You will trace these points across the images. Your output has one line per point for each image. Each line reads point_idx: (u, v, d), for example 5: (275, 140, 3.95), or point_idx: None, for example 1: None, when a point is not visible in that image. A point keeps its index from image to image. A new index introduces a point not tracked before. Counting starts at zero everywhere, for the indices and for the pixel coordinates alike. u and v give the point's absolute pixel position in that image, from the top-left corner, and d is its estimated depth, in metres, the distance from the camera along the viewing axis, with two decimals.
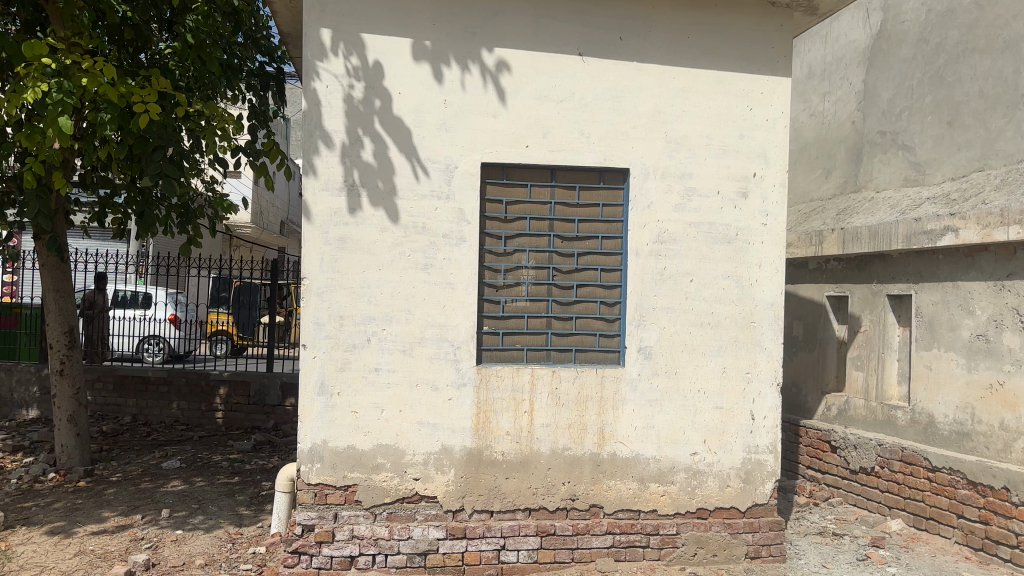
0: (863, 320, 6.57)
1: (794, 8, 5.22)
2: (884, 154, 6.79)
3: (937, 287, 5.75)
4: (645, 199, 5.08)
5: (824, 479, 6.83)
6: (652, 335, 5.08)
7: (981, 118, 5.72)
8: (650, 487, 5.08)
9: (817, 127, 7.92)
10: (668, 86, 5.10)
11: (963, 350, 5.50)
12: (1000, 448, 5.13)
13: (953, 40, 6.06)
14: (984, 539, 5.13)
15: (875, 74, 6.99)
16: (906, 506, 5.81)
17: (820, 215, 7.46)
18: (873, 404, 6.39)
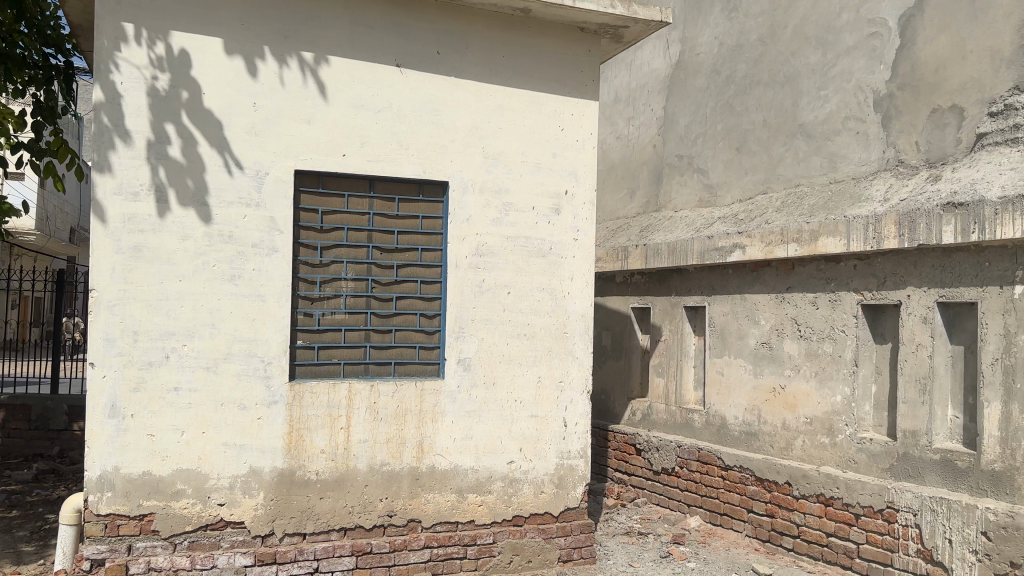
0: (663, 329, 6.99)
1: (602, 35, 5.50)
2: (681, 176, 7.30)
3: (727, 299, 6.25)
4: (464, 212, 5.11)
5: (630, 481, 7.19)
6: (471, 347, 5.11)
7: (764, 146, 6.30)
8: (467, 498, 5.09)
9: (622, 149, 8.38)
10: (485, 102, 5.18)
11: (750, 357, 6.00)
12: (782, 446, 5.64)
13: (741, 73, 6.63)
14: (771, 530, 5.60)
15: (674, 101, 7.51)
16: (704, 504, 6.24)
17: (625, 231, 7.87)
18: (673, 408, 6.81)
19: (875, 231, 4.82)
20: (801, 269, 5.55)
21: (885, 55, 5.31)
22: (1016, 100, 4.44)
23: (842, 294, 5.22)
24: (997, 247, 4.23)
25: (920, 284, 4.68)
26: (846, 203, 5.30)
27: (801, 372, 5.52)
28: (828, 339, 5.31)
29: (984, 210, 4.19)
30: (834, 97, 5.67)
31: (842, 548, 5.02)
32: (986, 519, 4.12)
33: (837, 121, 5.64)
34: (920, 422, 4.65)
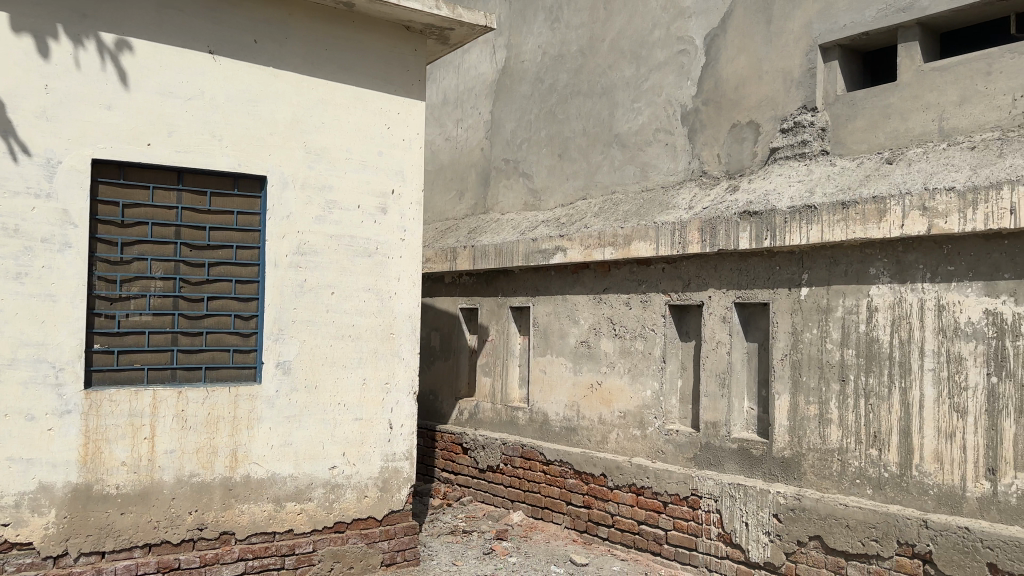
0: (490, 329, 7.09)
1: (428, 35, 5.48)
2: (507, 180, 7.44)
3: (550, 300, 6.44)
4: (284, 209, 4.91)
5: (456, 480, 7.23)
6: (291, 349, 4.91)
7: (584, 153, 6.56)
8: (286, 506, 4.89)
9: (451, 151, 8.42)
10: (307, 96, 5.00)
11: (570, 355, 6.21)
12: (599, 440, 5.89)
13: (563, 82, 6.86)
14: (588, 521, 5.83)
15: (500, 106, 7.64)
16: (526, 499, 6.39)
17: (453, 232, 7.90)
18: (499, 406, 6.92)
19: (681, 237, 5.16)
20: (617, 271, 5.82)
21: (692, 72, 5.69)
22: (803, 119, 4.91)
23: (653, 295, 5.54)
24: (786, 253, 4.65)
25: (721, 286, 5.05)
26: (657, 209, 5.62)
27: (617, 369, 5.80)
28: (641, 337, 5.61)
29: (774, 219, 4.59)
30: (646, 109, 6.02)
31: (652, 534, 5.31)
32: (777, 502, 4.51)
33: (649, 132, 5.98)
34: (720, 414, 5.02)
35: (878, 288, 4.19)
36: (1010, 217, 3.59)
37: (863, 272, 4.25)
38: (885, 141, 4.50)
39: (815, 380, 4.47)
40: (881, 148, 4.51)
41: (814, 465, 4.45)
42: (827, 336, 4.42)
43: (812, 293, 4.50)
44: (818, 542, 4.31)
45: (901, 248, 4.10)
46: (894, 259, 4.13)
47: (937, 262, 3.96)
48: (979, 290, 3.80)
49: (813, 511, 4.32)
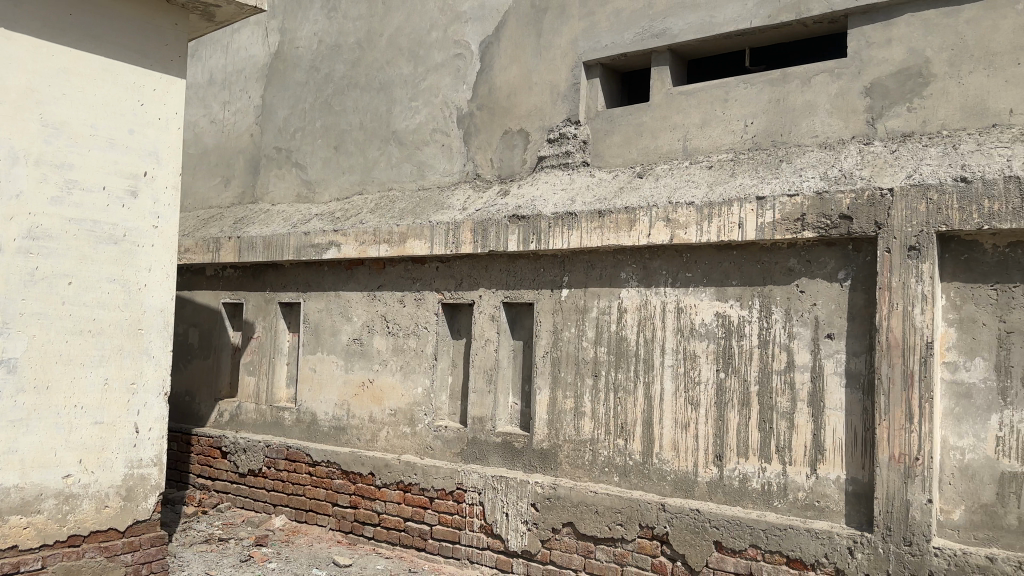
0: (256, 326, 6.77)
1: (191, 9, 5.09)
2: (279, 170, 7.14)
3: (321, 296, 6.28)
4: (13, 186, 4.33)
5: (212, 486, 6.79)
6: (18, 345, 4.35)
7: (360, 147, 6.47)
8: (8, 521, 4.32)
9: (216, 135, 7.90)
10: (46, 62, 4.46)
11: (341, 353, 6.10)
12: (368, 438, 5.84)
13: (339, 73, 6.70)
14: (353, 521, 5.75)
15: (272, 92, 7.31)
16: (289, 502, 6.16)
17: (217, 221, 7.43)
18: (263, 407, 6.60)
19: (454, 237, 5.26)
20: (390, 269, 5.81)
21: (468, 75, 5.83)
22: (567, 131, 5.21)
23: (425, 293, 5.59)
24: (549, 256, 4.92)
25: (490, 286, 5.22)
26: (431, 208, 5.69)
27: (388, 367, 5.79)
28: (413, 335, 5.65)
29: (540, 223, 4.83)
30: (423, 109, 6.06)
31: (417, 531, 5.36)
32: (535, 492, 4.75)
33: (426, 132, 6.04)
34: (486, 410, 5.18)
35: (628, 291, 4.55)
36: (738, 230, 4.06)
37: (615, 277, 4.61)
38: (638, 157, 4.90)
39: (572, 375, 4.76)
40: (634, 163, 4.91)
41: (569, 456, 4.74)
42: (584, 335, 4.72)
43: (572, 294, 4.80)
44: (571, 528, 4.60)
45: (649, 255, 4.48)
46: (642, 265, 4.50)
47: (677, 269, 4.38)
48: (711, 295, 4.25)
49: (567, 499, 4.61)
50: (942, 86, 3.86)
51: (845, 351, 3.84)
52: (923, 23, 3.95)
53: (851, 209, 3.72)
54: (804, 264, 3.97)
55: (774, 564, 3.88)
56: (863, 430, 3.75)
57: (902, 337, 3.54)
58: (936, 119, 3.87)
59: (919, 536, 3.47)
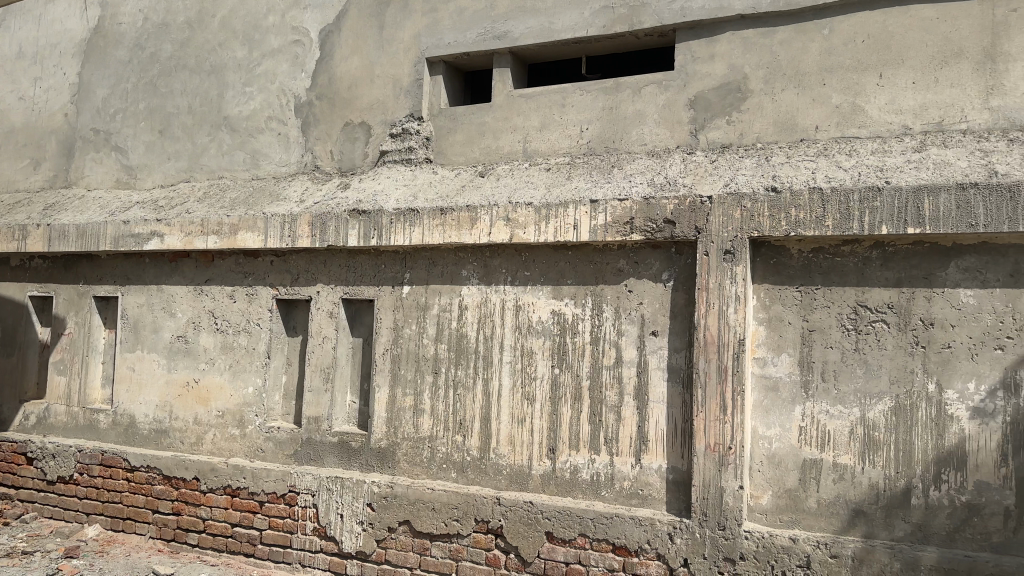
0: (67, 322, 6.20)
1: None
2: (96, 153, 6.57)
3: (143, 290, 5.84)
4: None
5: (16, 495, 6.16)
6: None
7: (189, 133, 6.08)
8: None
9: (23, 112, 7.13)
10: None
11: (164, 351, 5.70)
12: (193, 441, 5.50)
13: (166, 53, 6.25)
14: (176, 529, 5.40)
15: (89, 68, 6.70)
16: (104, 510, 5.70)
17: (24, 207, 6.73)
18: (75, 409, 6.05)
19: (290, 230, 5.06)
20: (221, 262, 5.51)
21: (307, 63, 5.63)
22: (409, 126, 5.16)
23: (258, 288, 5.36)
24: (390, 252, 4.86)
25: (328, 282, 5.08)
26: (266, 199, 5.44)
27: (216, 365, 5.48)
28: (244, 332, 5.39)
29: (380, 219, 4.75)
30: (258, 95, 5.80)
31: (246, 536, 5.11)
32: (371, 491, 4.68)
33: (261, 120, 5.78)
34: (321, 409, 5.03)
35: (469, 288, 4.58)
36: (573, 231, 4.18)
37: (456, 274, 4.62)
38: (480, 156, 4.93)
39: (411, 372, 4.72)
40: (476, 162, 4.94)
41: (406, 454, 4.71)
42: (424, 332, 4.70)
43: (412, 290, 4.76)
44: (407, 526, 4.57)
45: (488, 253, 4.53)
46: (482, 263, 4.55)
47: (516, 268, 4.46)
48: (548, 293, 4.36)
49: (403, 498, 4.57)
50: (758, 101, 4.15)
51: (668, 348, 4.05)
52: (742, 41, 4.22)
53: (675, 214, 3.94)
54: (634, 265, 4.15)
55: (601, 552, 4.04)
56: (683, 423, 3.98)
57: (717, 334, 3.80)
58: (752, 132, 4.15)
59: (731, 520, 3.73)
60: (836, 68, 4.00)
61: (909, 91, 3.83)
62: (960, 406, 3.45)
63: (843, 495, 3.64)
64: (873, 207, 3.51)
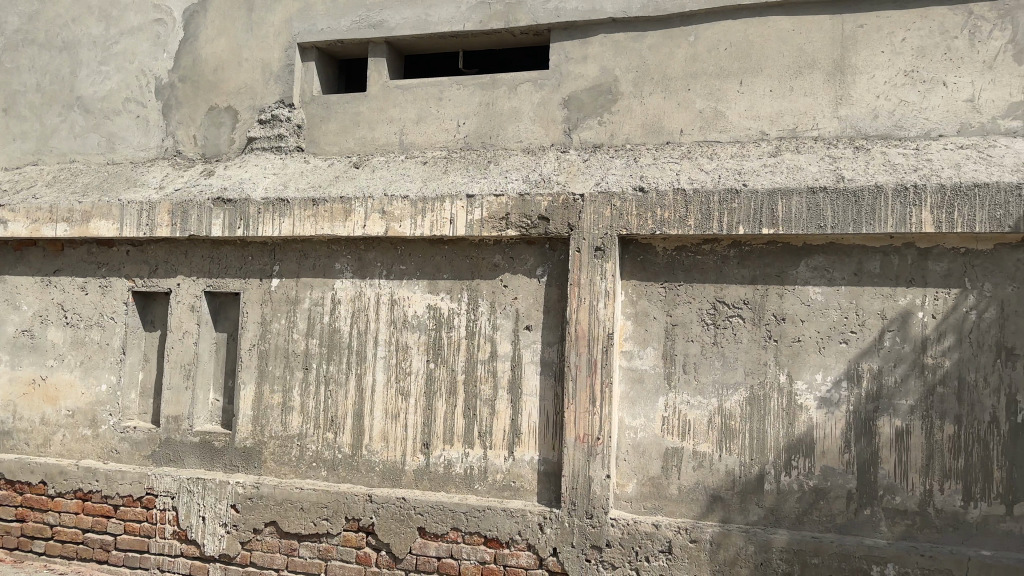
0: None
1: None
2: None
3: None
4: None
5: None
6: None
7: (36, 111, 5.61)
8: None
9: None
10: None
11: (6, 346, 5.24)
12: (39, 443, 5.09)
13: (13, 26, 5.67)
14: (19, 537, 4.99)
15: None
16: None
17: None
18: None
19: (149, 218, 4.78)
20: (71, 251, 5.13)
21: (169, 44, 5.32)
22: (280, 113, 4.98)
23: (113, 280, 5.03)
24: (258, 244, 4.68)
25: (191, 274, 4.84)
26: (122, 185, 5.11)
27: (65, 362, 5.10)
28: (97, 326, 5.04)
29: (247, 208, 4.57)
30: (116, 75, 5.43)
31: (98, 542, 4.79)
32: (235, 492, 4.50)
33: (118, 101, 5.42)
34: (182, 408, 4.78)
35: (342, 282, 4.48)
36: (448, 226, 4.17)
37: (328, 267, 4.51)
38: (354, 147, 4.83)
39: (280, 368, 4.57)
40: (350, 152, 4.83)
41: (274, 452, 4.56)
42: (294, 327, 4.56)
43: (282, 284, 4.61)
44: (274, 527, 4.43)
45: (363, 247, 4.45)
46: (356, 256, 4.46)
47: (391, 261, 4.40)
48: (423, 288, 4.34)
49: (270, 497, 4.42)
50: (628, 103, 4.29)
51: (541, 342, 4.11)
52: (613, 44, 4.35)
53: (549, 211, 4.00)
54: (508, 260, 4.19)
55: (472, 545, 4.06)
56: (554, 415, 4.06)
57: (588, 328, 3.90)
58: (622, 133, 4.29)
59: (598, 509, 3.85)
60: (701, 74, 4.19)
61: (766, 99, 4.07)
62: (808, 396, 3.70)
63: (702, 482, 3.82)
64: (733, 208, 3.70)
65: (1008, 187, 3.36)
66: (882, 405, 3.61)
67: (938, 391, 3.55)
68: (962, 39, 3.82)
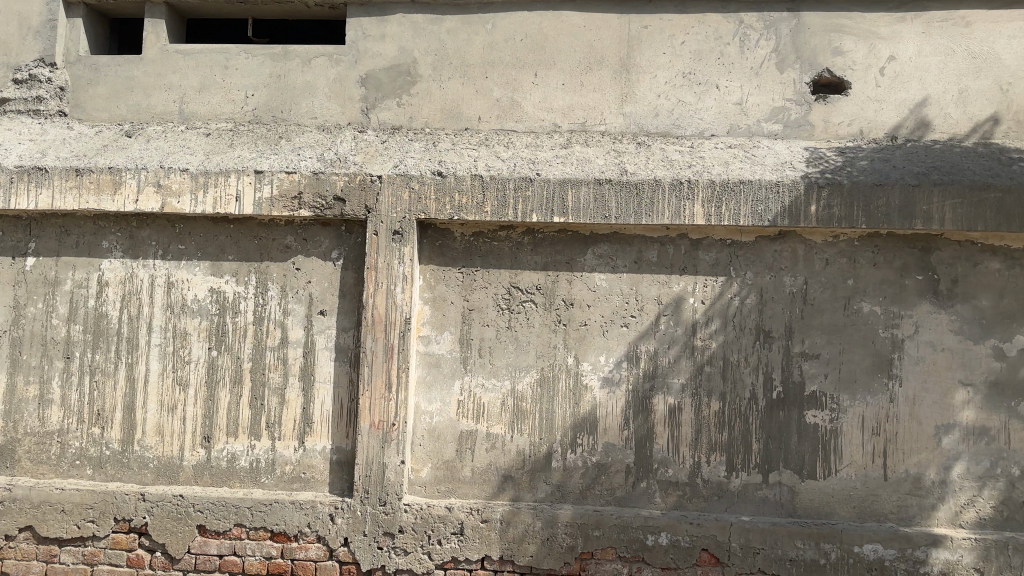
0: None
1: None
2: None
3: None
4: None
5: None
6: None
7: None
8: None
9: None
10: None
11: None
12: None
13: None
14: None
15: None
16: None
17: None
18: None
19: None
20: None
21: None
22: (39, 73, 4.45)
23: None
24: (11, 218, 4.15)
25: None
26: None
27: None
28: None
29: None
30: None
31: None
32: None
33: None
34: None
35: (111, 263, 4.08)
36: (235, 203, 3.91)
37: (96, 246, 4.09)
38: (127, 114, 4.40)
39: (36, 358, 4.10)
40: (122, 120, 4.40)
41: (30, 451, 4.09)
42: (53, 311, 4.10)
43: (39, 263, 4.13)
44: (29, 533, 3.97)
45: (136, 224, 4.08)
46: (129, 234, 4.08)
47: (169, 241, 4.07)
48: (206, 269, 4.05)
49: (25, 501, 3.96)
50: (426, 86, 4.25)
51: (334, 327, 3.98)
52: (412, 25, 4.28)
53: (344, 191, 3.87)
54: (301, 242, 4.01)
55: (257, 540, 3.87)
56: (348, 402, 3.96)
57: (384, 313, 3.83)
58: (420, 117, 4.24)
59: (392, 495, 3.81)
60: (498, 62, 4.23)
61: (559, 91, 4.20)
62: (594, 377, 3.88)
63: (494, 463, 3.90)
64: (528, 196, 3.78)
65: (769, 185, 3.69)
66: (658, 384, 3.86)
67: (706, 369, 3.85)
68: (733, 47, 4.14)
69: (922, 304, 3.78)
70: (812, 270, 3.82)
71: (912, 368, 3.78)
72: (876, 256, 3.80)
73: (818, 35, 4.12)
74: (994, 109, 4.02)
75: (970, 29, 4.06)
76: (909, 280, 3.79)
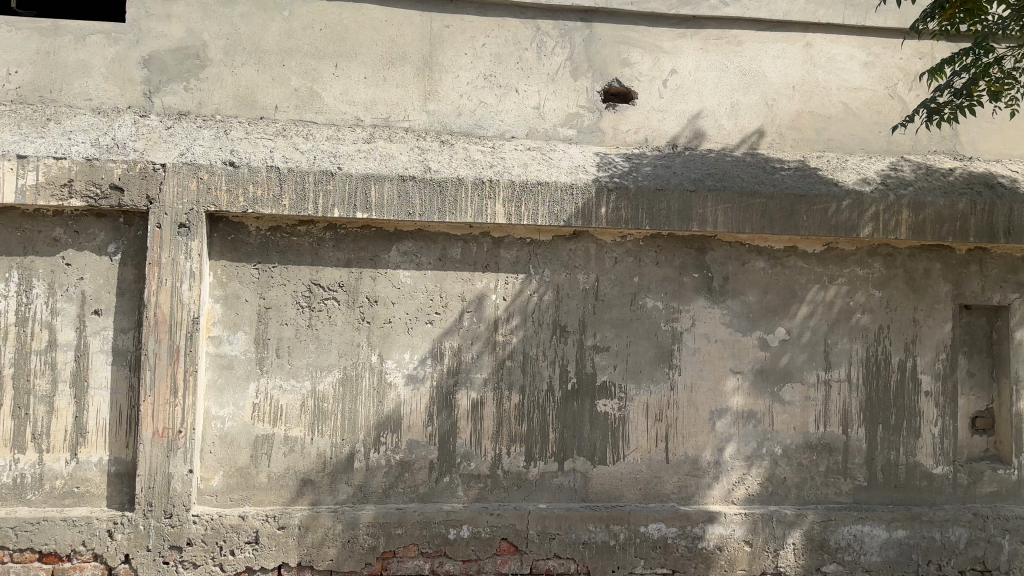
0: None
1: None
2: None
3: None
4: None
5: None
6: None
7: None
8: None
9: None
10: None
11: None
12: None
13: None
14: None
15: None
16: None
17: None
18: None
19: None
20: None
21: None
22: None
23: None
24: None
25: None
26: None
27: None
28: None
29: None
30: None
31: None
32: None
33: None
34: None
35: None
36: None
37: None
38: None
39: None
40: None
41: None
42: None
43: None
44: None
45: None
46: None
47: None
48: None
49: None
50: (217, 72, 4.04)
51: (113, 328, 3.69)
52: (201, 6, 4.04)
53: (123, 180, 3.60)
54: (72, 235, 3.68)
55: (23, 563, 3.53)
56: (129, 408, 3.69)
57: (169, 312, 3.60)
58: (210, 103, 4.04)
59: (179, 506, 3.59)
60: (296, 51, 4.10)
61: (360, 85, 4.14)
62: (396, 374, 3.87)
63: (293, 466, 3.78)
64: (328, 191, 3.70)
65: (564, 187, 3.85)
66: (460, 379, 3.91)
67: (505, 364, 3.95)
68: (531, 52, 4.28)
69: (699, 300, 4.09)
70: (603, 268, 4.03)
71: (690, 359, 4.08)
72: (659, 255, 4.06)
73: (609, 46, 4.35)
74: (761, 122, 4.43)
75: (742, 48, 4.44)
76: (688, 277, 4.08)
